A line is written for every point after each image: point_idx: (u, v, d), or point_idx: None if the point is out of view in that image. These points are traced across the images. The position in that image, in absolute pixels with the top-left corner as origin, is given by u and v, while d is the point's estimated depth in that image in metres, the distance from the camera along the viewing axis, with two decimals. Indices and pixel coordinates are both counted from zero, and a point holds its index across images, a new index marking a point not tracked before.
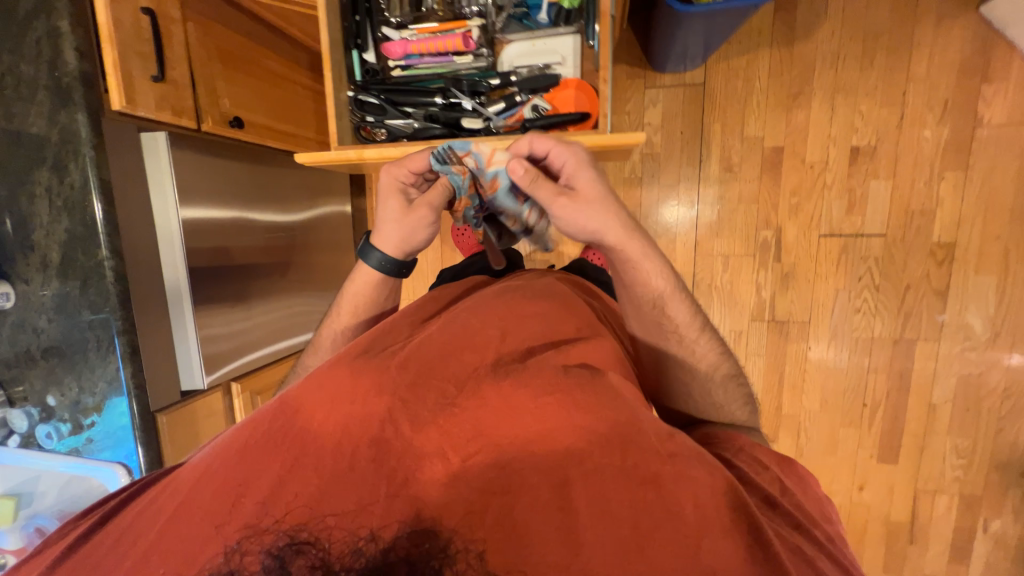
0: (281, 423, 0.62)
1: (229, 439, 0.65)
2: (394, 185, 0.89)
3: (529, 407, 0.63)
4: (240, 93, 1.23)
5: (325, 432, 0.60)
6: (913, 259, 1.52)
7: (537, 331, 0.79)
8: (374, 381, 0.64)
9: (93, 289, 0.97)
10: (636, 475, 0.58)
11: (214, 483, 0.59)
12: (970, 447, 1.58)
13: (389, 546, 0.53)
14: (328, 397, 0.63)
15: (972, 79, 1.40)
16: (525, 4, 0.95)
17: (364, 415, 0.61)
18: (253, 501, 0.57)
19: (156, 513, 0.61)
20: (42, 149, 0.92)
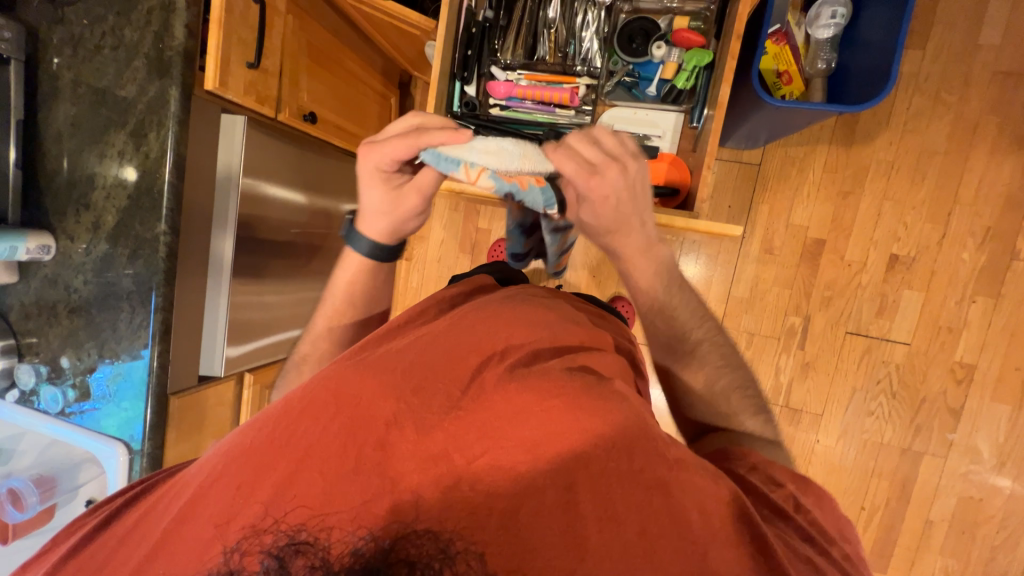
0: (286, 421, 0.57)
1: (233, 437, 0.60)
2: (367, 170, 0.79)
3: (533, 408, 0.57)
4: (318, 88, 1.23)
5: (326, 431, 0.55)
6: (933, 373, 1.53)
7: (546, 333, 0.68)
8: (378, 385, 0.58)
9: (142, 259, 0.95)
10: (640, 481, 0.53)
11: (218, 483, 0.55)
12: (959, 570, 1.57)
13: (390, 546, 0.49)
14: (330, 395, 0.58)
15: (1015, 214, 1.45)
16: (636, 75, 0.97)
17: (369, 416, 0.56)
18: (257, 501, 0.53)
19: (162, 513, 0.57)
20: (126, 114, 0.93)
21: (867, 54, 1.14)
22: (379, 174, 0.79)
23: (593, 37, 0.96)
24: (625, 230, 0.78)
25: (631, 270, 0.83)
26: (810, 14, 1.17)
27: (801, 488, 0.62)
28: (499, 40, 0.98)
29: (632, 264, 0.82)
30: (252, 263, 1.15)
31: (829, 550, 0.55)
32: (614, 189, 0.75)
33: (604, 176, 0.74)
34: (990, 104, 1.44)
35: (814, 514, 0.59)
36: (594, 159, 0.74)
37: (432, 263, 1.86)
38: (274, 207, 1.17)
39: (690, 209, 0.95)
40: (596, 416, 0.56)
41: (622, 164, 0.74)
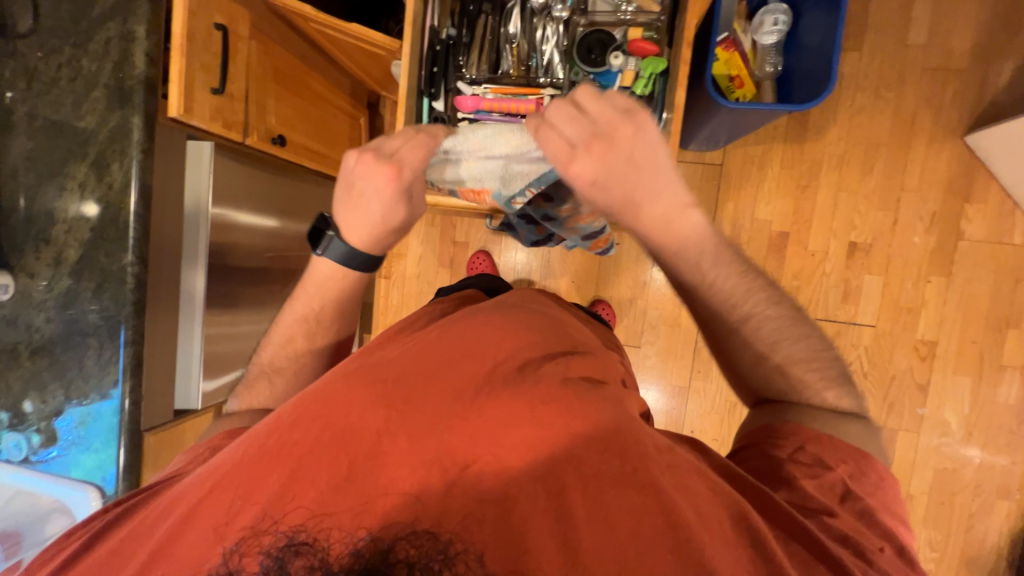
0: (277, 436, 0.55)
1: (224, 454, 0.58)
2: (399, 186, 0.78)
3: (525, 414, 0.56)
4: (286, 111, 1.23)
5: (317, 442, 0.53)
6: (898, 352, 1.61)
7: (536, 338, 0.67)
8: (368, 394, 0.56)
9: (108, 292, 0.93)
10: (634, 482, 0.54)
11: (208, 501, 0.52)
12: (942, 541, 1.62)
13: (389, 546, 0.47)
14: (321, 407, 0.56)
15: (957, 197, 1.56)
16: (598, 83, 0.98)
17: (361, 425, 0.54)
18: (250, 513, 0.51)
19: (146, 538, 0.54)
20: (86, 145, 0.92)
21: (810, 56, 1.22)
22: (406, 190, 0.79)
23: (553, 49, 1.00)
24: (647, 192, 0.75)
25: (664, 236, 0.77)
26: (754, 22, 1.25)
27: (856, 475, 0.65)
28: (464, 56, 1.01)
29: (661, 232, 0.77)
30: (226, 289, 1.13)
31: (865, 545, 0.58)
32: (626, 151, 0.73)
33: (613, 140, 0.73)
34: (924, 98, 1.55)
35: (864, 503, 0.63)
36: (598, 125, 0.73)
37: (411, 280, 1.85)
38: (249, 232, 1.16)
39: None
40: (584, 416, 0.56)
41: (632, 121, 0.73)
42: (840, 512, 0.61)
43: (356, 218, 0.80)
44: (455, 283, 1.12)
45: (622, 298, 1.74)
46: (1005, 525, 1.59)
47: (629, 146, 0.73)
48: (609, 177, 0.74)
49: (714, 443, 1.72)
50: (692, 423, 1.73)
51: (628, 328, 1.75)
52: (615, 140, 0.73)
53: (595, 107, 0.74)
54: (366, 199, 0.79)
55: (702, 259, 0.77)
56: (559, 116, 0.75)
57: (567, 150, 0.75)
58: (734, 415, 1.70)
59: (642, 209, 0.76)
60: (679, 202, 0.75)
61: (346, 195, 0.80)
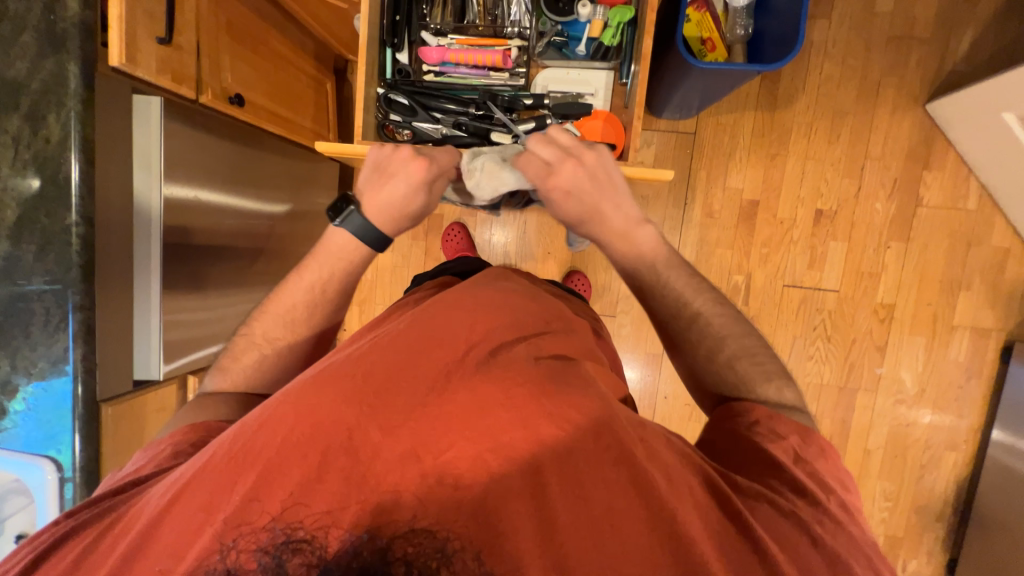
0: (242, 441, 0.52)
1: (191, 461, 0.55)
2: (429, 176, 0.81)
3: (498, 398, 0.55)
4: (243, 70, 1.17)
5: (290, 438, 0.51)
6: (860, 316, 1.68)
7: (509, 320, 0.65)
8: (335, 393, 0.54)
9: (52, 254, 0.88)
10: (607, 457, 0.54)
11: (182, 501, 0.51)
12: (896, 491, 1.73)
13: (386, 545, 0.46)
14: (289, 410, 0.53)
15: (917, 163, 1.61)
16: (565, 35, 0.98)
17: (331, 423, 0.52)
18: (223, 515, 0.49)
19: (117, 542, 0.51)
20: (17, 96, 0.85)
21: (778, 19, 1.22)
22: (432, 181, 0.82)
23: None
24: (612, 206, 0.80)
25: (623, 249, 0.82)
26: None
27: (804, 444, 0.66)
28: (427, 5, 0.98)
29: (621, 243, 0.81)
30: (186, 270, 1.07)
31: (821, 500, 0.60)
32: (593, 171, 0.80)
33: (581, 161, 0.80)
34: (889, 65, 1.58)
35: (814, 467, 0.64)
36: (567, 147, 0.81)
37: (386, 254, 1.81)
38: (208, 209, 1.10)
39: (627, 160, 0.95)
40: (564, 401, 0.56)
41: (595, 149, 0.82)
42: (793, 471, 0.62)
43: (376, 199, 0.80)
44: (436, 265, 1.09)
45: (598, 269, 1.75)
46: (951, 474, 1.70)
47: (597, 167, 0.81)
48: (579, 192, 0.80)
49: (686, 407, 1.77)
50: (665, 389, 1.77)
51: (604, 300, 1.76)
52: (583, 162, 0.81)
53: (566, 135, 0.82)
54: (393, 180, 0.81)
55: (652, 264, 0.81)
56: (533, 140, 0.82)
57: (545, 168, 0.81)
58: None
59: (606, 221, 0.81)
60: (637, 219, 0.82)
61: (373, 177, 0.81)
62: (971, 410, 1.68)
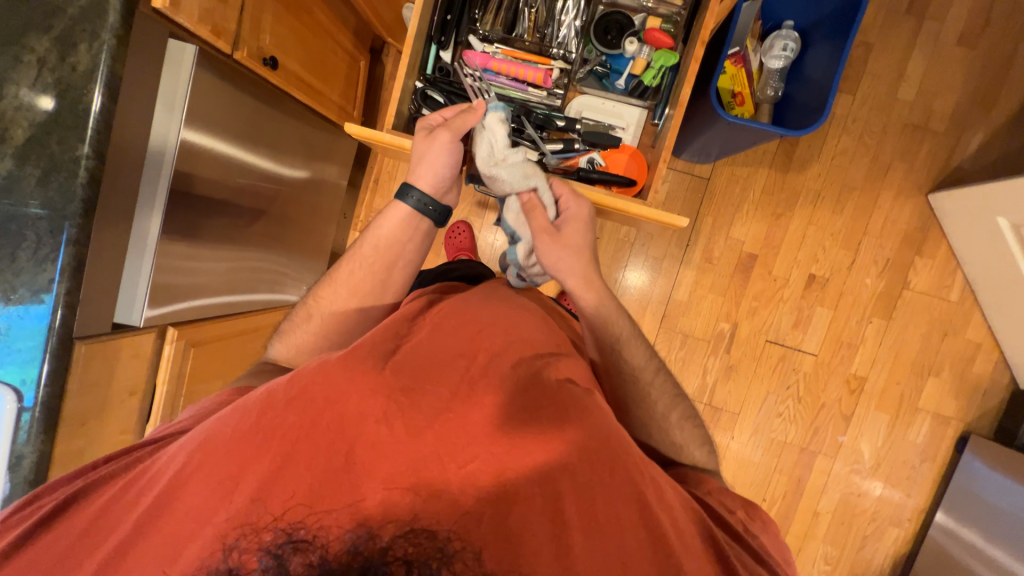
0: (265, 423, 0.59)
1: (212, 427, 0.61)
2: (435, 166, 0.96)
3: (523, 419, 0.62)
4: (282, 34, 1.17)
5: (314, 429, 0.58)
6: (832, 382, 1.73)
7: (523, 338, 0.74)
8: (366, 384, 0.61)
9: (55, 183, 0.85)
10: (621, 492, 0.59)
11: (205, 468, 0.57)
12: (836, 556, 1.78)
13: (387, 545, 0.47)
14: (319, 394, 0.60)
15: (910, 248, 1.67)
16: (608, 66, 1.01)
17: (358, 414, 0.58)
18: (244, 495, 0.54)
19: (141, 496, 0.59)
20: (52, 18, 0.83)
21: (809, 87, 1.26)
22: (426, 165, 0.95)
23: (571, 23, 0.98)
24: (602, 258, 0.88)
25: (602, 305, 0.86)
26: (765, 43, 1.29)
27: (749, 518, 0.71)
28: (479, 11, 0.99)
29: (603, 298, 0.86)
30: (186, 219, 1.06)
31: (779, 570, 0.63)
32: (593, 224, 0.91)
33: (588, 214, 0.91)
34: (901, 150, 1.65)
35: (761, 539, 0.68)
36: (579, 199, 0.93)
37: None
38: (221, 165, 1.09)
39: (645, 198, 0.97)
40: (579, 425, 0.62)
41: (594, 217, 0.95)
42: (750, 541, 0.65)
43: (433, 178, 0.87)
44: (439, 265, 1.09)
45: None
46: (891, 549, 1.76)
47: (575, 216, 0.89)
48: (583, 233, 0.88)
49: None
50: None
51: None
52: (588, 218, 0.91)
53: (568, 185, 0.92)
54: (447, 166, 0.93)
55: (625, 336, 0.85)
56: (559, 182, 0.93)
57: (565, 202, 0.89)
58: None
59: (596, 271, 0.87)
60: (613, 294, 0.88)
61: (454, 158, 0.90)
62: (920, 490, 1.74)
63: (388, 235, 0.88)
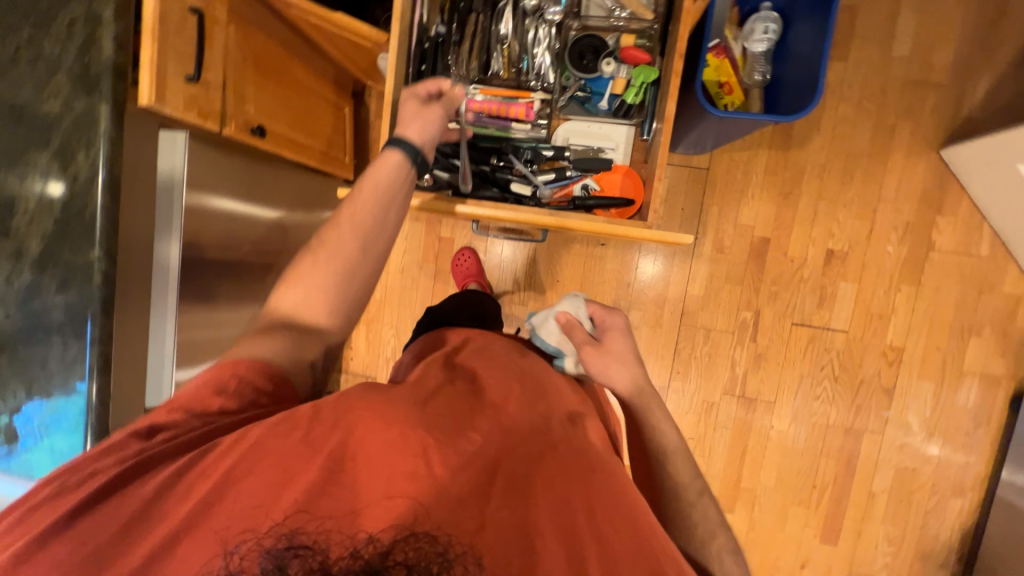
0: (314, 433, 0.59)
1: (260, 433, 0.58)
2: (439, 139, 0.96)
3: (552, 472, 0.61)
4: (266, 101, 1.20)
5: (364, 446, 0.58)
6: (868, 357, 1.67)
7: (538, 399, 0.75)
8: (409, 418, 0.62)
9: (73, 289, 0.88)
10: (652, 563, 0.53)
11: (252, 476, 0.55)
12: (900, 536, 1.71)
13: (387, 549, 0.50)
14: (370, 419, 0.60)
15: (930, 209, 1.61)
16: (588, 90, 1.00)
17: (401, 443, 0.58)
18: (287, 500, 0.54)
19: (188, 492, 0.55)
20: (49, 133, 0.86)
21: (797, 66, 1.22)
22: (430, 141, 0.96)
23: (545, 52, 0.98)
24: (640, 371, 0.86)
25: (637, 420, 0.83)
26: (745, 29, 1.27)
27: None
28: (453, 55, 0.99)
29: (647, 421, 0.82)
30: (200, 297, 1.08)
31: None
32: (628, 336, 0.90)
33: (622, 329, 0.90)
34: (905, 109, 1.59)
35: None
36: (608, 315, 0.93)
37: (394, 276, 1.82)
38: (224, 240, 1.11)
39: (645, 218, 0.95)
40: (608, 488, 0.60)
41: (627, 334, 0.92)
42: None
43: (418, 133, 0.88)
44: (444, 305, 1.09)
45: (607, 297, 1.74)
46: (957, 521, 1.68)
47: (611, 326, 0.90)
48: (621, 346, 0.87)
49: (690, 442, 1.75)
50: None
51: None
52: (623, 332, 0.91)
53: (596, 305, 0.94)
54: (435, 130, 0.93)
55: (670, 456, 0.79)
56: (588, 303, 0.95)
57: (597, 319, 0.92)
58: (711, 415, 1.74)
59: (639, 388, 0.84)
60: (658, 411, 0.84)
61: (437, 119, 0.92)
62: (979, 456, 1.66)
63: (386, 180, 0.85)
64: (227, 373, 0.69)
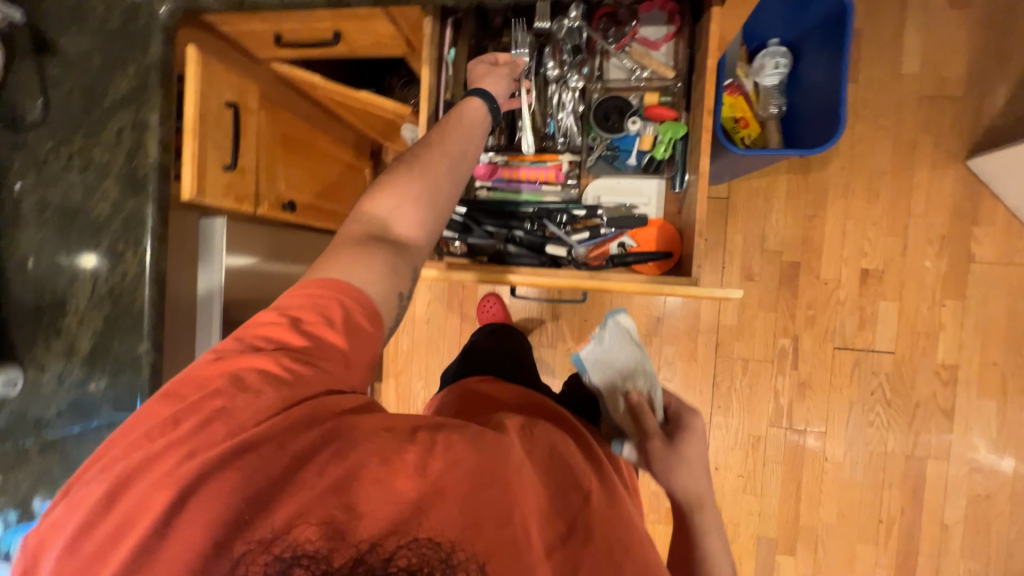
0: (418, 459, 0.57)
1: (378, 438, 0.58)
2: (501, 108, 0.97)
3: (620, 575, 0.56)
4: (297, 176, 1.26)
5: (466, 480, 0.56)
6: (920, 377, 1.59)
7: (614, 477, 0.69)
8: (512, 474, 0.58)
9: (121, 383, 0.89)
10: None
11: (363, 483, 0.54)
12: (983, 571, 1.57)
13: (389, 554, 0.51)
14: (476, 462, 0.57)
15: (964, 220, 1.56)
16: (615, 148, 1.02)
17: (499, 503, 0.55)
18: (373, 511, 0.53)
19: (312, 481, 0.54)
20: (99, 233, 0.89)
21: (812, 97, 1.23)
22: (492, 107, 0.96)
23: (569, 115, 1.01)
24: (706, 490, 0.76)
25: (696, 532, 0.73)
26: (755, 65, 1.28)
27: None
28: None
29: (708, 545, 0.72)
30: None
31: None
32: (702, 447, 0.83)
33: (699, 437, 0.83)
34: (923, 123, 1.57)
35: None
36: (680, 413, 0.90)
37: (420, 327, 1.82)
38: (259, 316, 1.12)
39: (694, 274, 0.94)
40: None
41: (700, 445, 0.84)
42: None
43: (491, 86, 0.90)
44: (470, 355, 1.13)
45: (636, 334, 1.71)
46: None
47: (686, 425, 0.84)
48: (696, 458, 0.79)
49: (739, 479, 1.67)
50: (715, 459, 1.68)
51: None
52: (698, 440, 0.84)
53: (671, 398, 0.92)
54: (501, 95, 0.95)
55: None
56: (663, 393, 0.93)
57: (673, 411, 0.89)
58: (759, 449, 1.66)
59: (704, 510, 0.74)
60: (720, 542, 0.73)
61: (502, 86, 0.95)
62: None
63: (472, 122, 0.85)
64: (325, 293, 0.66)
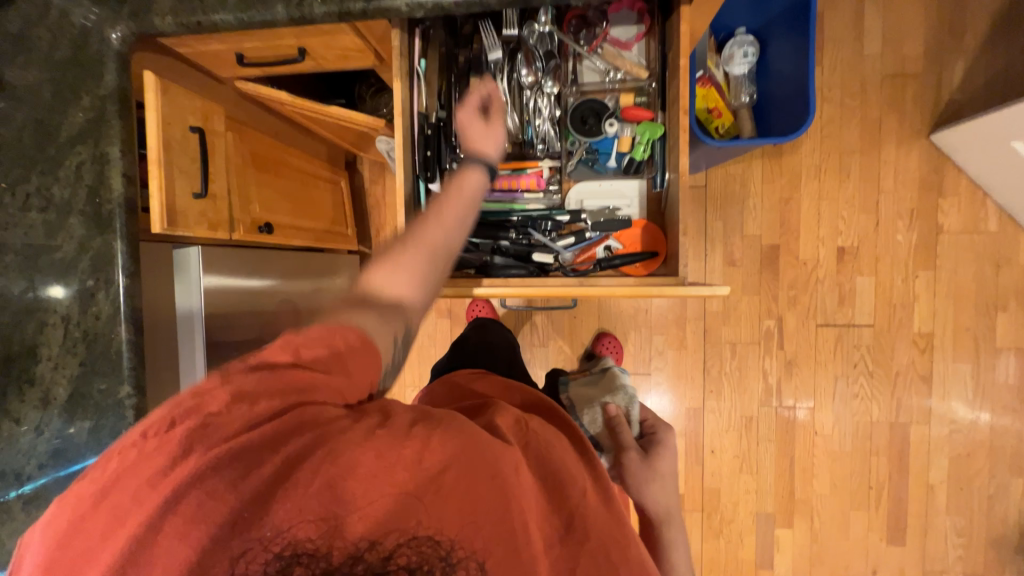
0: (420, 453, 0.52)
1: (381, 440, 0.52)
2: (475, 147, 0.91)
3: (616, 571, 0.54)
4: (270, 196, 1.23)
5: (470, 475, 0.52)
6: (899, 347, 1.65)
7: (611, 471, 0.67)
8: (514, 472, 0.55)
9: (105, 428, 0.86)
10: None
11: (366, 478, 0.50)
12: (967, 526, 1.65)
13: (388, 554, 0.48)
14: (482, 457, 0.54)
15: (931, 193, 1.62)
16: (595, 151, 1.02)
17: (502, 496, 0.52)
18: (371, 505, 0.49)
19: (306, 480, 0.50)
20: (67, 274, 0.86)
21: (781, 84, 1.25)
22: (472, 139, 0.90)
23: (547, 119, 1.00)
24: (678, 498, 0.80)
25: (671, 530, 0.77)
26: (724, 54, 1.29)
27: None
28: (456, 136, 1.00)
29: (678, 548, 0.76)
30: None
31: None
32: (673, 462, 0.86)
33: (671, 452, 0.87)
34: (887, 101, 1.61)
35: None
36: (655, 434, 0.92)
37: None
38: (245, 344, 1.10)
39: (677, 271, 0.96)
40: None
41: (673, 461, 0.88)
42: None
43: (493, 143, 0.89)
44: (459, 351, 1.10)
45: (626, 326, 1.72)
46: (1022, 502, 1.63)
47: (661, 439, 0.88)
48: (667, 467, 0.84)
49: (735, 460, 1.71)
50: (711, 442, 1.71)
51: (635, 354, 1.73)
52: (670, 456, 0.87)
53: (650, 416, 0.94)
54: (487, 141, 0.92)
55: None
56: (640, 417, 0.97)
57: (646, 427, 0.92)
58: (752, 429, 1.70)
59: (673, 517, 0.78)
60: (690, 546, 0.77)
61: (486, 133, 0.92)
62: None
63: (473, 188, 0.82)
64: (327, 334, 0.59)
